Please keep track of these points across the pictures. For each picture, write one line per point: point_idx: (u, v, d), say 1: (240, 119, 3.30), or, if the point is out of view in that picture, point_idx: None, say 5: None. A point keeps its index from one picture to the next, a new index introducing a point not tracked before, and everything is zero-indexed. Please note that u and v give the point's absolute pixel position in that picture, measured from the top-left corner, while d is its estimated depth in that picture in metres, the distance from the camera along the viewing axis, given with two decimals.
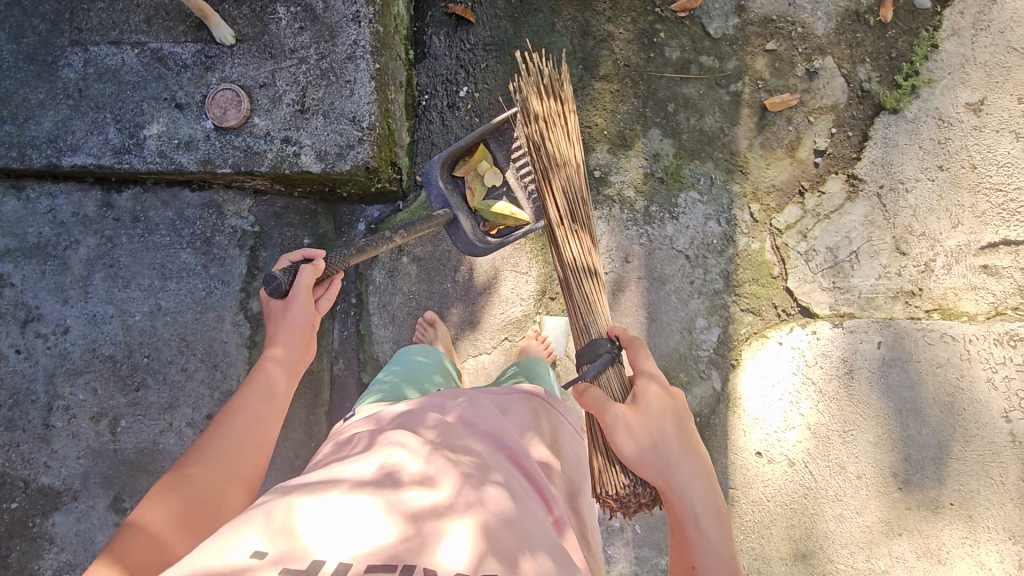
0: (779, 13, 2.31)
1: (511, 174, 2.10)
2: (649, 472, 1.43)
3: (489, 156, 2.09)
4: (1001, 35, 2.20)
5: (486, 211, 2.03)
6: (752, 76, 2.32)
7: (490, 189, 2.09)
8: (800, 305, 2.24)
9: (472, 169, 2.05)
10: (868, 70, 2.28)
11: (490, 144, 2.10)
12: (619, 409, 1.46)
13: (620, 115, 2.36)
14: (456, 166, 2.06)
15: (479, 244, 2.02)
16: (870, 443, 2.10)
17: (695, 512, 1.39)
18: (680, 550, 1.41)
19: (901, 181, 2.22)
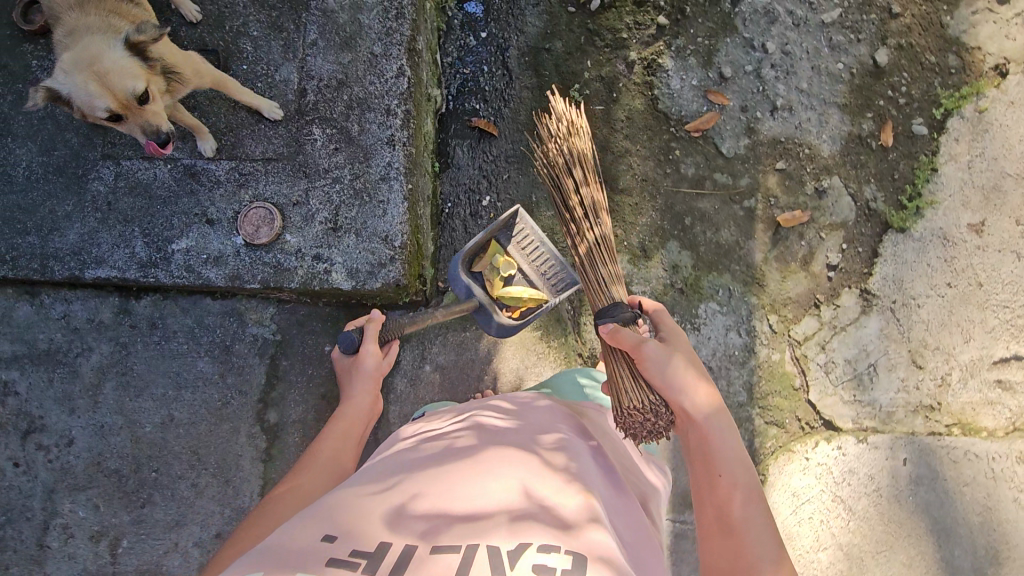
0: (787, 136, 2.46)
1: (525, 261, 2.17)
2: (674, 396, 1.48)
3: (502, 247, 2.18)
4: (995, 161, 2.39)
5: (506, 297, 2.12)
6: (764, 193, 2.44)
7: (508, 279, 2.17)
8: (824, 418, 2.25)
9: (487, 264, 2.15)
10: (873, 190, 2.41)
11: (501, 238, 2.18)
12: (653, 343, 1.53)
13: (639, 227, 2.43)
14: (474, 262, 2.16)
15: (503, 329, 2.12)
16: (904, 563, 2.13)
17: (720, 437, 1.42)
18: (704, 474, 1.40)
19: (913, 297, 2.31)
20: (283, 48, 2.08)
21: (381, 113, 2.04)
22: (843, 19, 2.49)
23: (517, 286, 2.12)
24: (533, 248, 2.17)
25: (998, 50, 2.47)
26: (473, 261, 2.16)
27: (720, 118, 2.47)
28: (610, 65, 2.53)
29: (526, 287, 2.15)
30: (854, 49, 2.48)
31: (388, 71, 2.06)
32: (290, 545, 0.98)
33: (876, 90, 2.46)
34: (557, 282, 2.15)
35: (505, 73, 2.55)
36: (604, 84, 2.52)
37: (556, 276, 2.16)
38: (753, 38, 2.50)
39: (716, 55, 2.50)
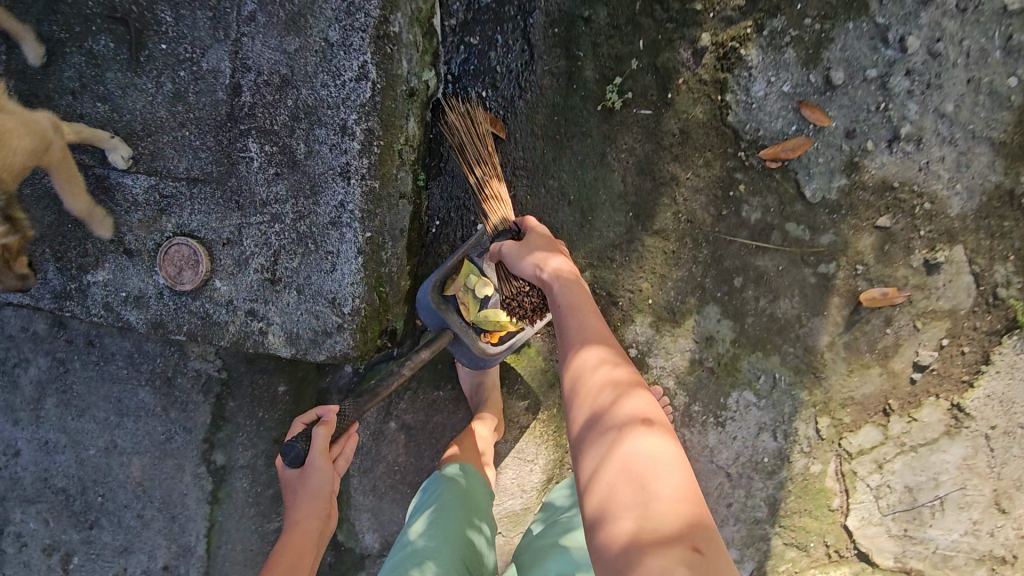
0: (904, 180, 1.77)
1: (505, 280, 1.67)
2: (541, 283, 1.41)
3: (480, 265, 1.70)
4: None
5: (487, 323, 1.68)
6: (851, 258, 1.81)
7: (485, 299, 1.69)
8: (857, 547, 1.85)
9: (460, 285, 1.70)
10: (1007, 271, 1.75)
11: (474, 253, 1.71)
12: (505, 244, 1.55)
13: (672, 282, 1.89)
14: (444, 283, 1.72)
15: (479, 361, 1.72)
16: None
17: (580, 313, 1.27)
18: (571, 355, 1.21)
19: (1020, 425, 1.75)
20: (212, 21, 1.53)
21: (334, 130, 1.53)
22: None
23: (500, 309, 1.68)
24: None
25: None
26: (445, 282, 1.72)
27: (813, 145, 1.78)
28: (671, 49, 1.82)
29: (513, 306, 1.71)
30: None
31: (346, 71, 1.52)
32: None
33: None
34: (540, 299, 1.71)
35: (528, 51, 1.88)
36: (657, 79, 1.83)
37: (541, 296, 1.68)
38: (890, 26, 1.70)
39: (828, 49, 1.74)
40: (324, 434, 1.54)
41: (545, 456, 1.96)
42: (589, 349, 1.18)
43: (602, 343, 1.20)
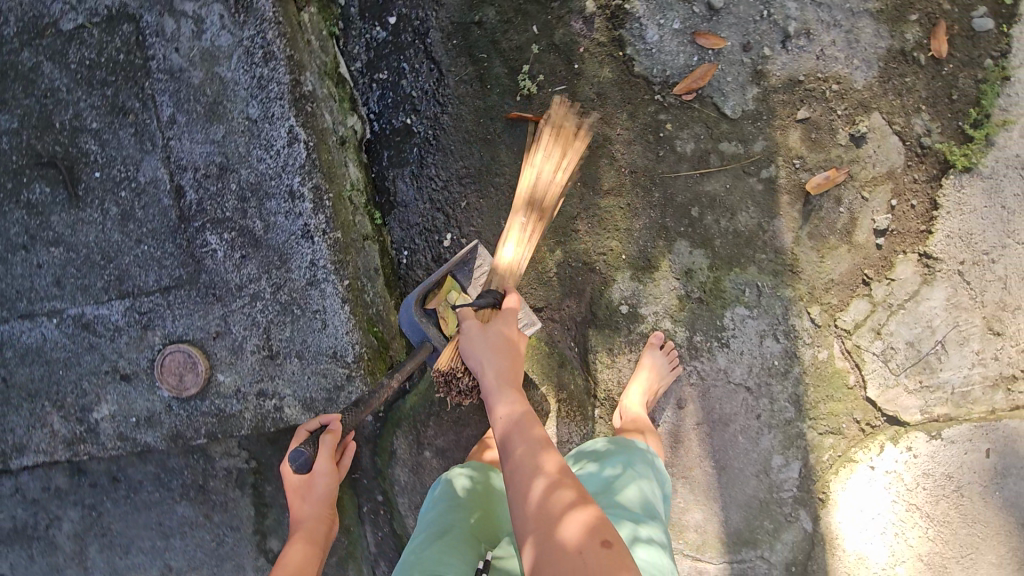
0: (807, 72, 1.89)
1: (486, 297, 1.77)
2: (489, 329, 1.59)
3: (462, 283, 1.76)
4: None
5: None
6: (786, 156, 1.93)
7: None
8: (885, 414, 1.94)
9: (442, 300, 1.72)
10: (925, 120, 1.88)
11: (457, 272, 1.77)
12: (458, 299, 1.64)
13: (637, 232, 1.98)
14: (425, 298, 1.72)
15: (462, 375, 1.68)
16: (992, 565, 1.84)
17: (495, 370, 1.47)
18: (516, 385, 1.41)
19: (986, 252, 1.86)
20: (137, 137, 1.59)
21: (284, 198, 1.59)
22: None
23: None
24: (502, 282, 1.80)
25: None
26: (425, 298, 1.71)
27: (718, 67, 1.90)
28: (563, 25, 1.93)
29: None
30: None
31: (277, 140, 1.58)
32: None
33: None
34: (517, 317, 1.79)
35: (437, 67, 1.97)
36: (560, 55, 1.94)
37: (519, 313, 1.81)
38: None
39: None
40: (332, 440, 1.51)
41: (578, 431, 2.04)
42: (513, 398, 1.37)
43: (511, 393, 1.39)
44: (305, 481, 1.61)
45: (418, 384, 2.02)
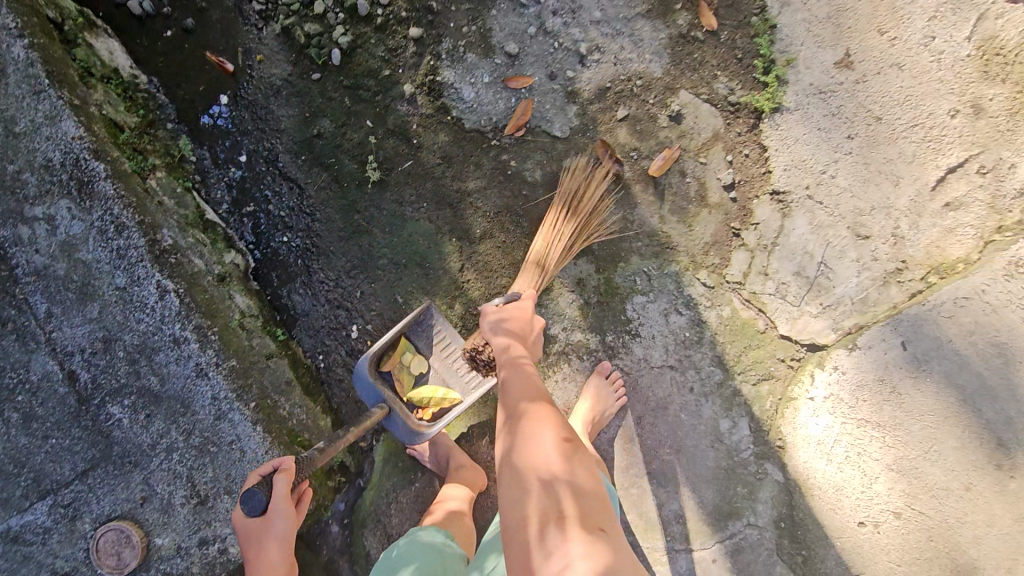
0: (611, 78, 2.11)
1: (438, 358, 1.91)
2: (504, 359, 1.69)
3: (415, 342, 1.91)
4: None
5: (418, 399, 1.86)
6: (622, 152, 2.11)
7: (418, 377, 1.90)
8: (803, 344, 2.03)
9: (396, 361, 1.87)
10: (726, 82, 2.10)
11: (410, 332, 1.90)
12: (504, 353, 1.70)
13: (521, 264, 2.09)
14: (380, 361, 1.87)
15: (410, 438, 1.81)
16: (956, 449, 1.81)
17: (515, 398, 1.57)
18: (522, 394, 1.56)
19: (822, 171, 2.01)
20: (20, 341, 1.66)
21: (170, 347, 1.67)
22: None
23: (432, 386, 1.87)
24: (448, 343, 1.91)
25: None
26: (382, 359, 1.87)
27: (535, 100, 2.11)
28: (391, 110, 2.11)
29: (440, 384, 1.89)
30: None
31: (148, 298, 1.68)
32: None
33: None
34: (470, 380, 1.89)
35: (295, 183, 2.11)
36: (398, 137, 2.11)
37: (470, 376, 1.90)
38: None
39: (492, 35, 2.10)
40: (287, 482, 1.41)
41: None
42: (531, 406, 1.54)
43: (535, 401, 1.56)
44: (260, 526, 1.45)
45: (371, 477, 2.05)
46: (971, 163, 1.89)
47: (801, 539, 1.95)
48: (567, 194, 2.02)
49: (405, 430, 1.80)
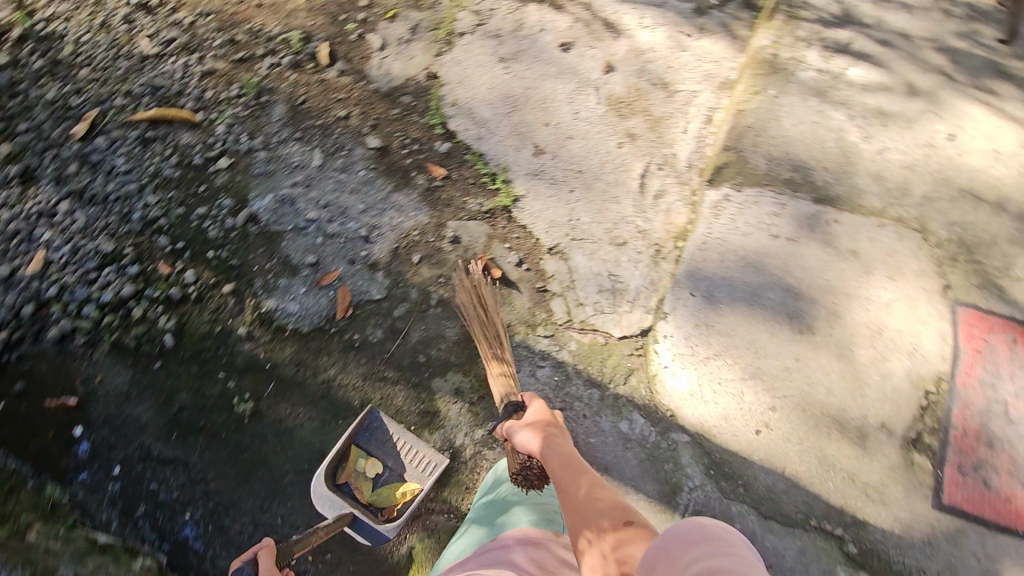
0: (395, 238, 2.65)
1: (389, 459, 2.30)
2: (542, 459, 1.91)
3: (365, 449, 2.31)
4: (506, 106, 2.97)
5: (379, 499, 2.26)
6: (433, 282, 2.58)
7: (376, 478, 2.30)
8: (636, 334, 2.51)
9: (352, 471, 2.28)
10: (474, 200, 2.76)
11: (359, 440, 2.30)
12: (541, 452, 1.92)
13: (405, 405, 2.38)
14: (337, 473, 2.27)
15: (376, 534, 2.20)
16: (771, 337, 2.44)
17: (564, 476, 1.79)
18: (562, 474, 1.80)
19: (569, 218, 2.74)
20: None
21: None
22: (324, 152, 2.77)
23: (389, 486, 2.27)
24: (393, 441, 2.31)
25: (413, 69, 3.03)
26: (338, 472, 2.26)
27: (348, 284, 2.53)
28: (237, 352, 2.38)
29: (397, 482, 2.29)
30: (354, 156, 2.78)
31: None
32: None
33: (397, 158, 2.80)
34: (423, 467, 2.28)
35: (178, 460, 2.24)
36: (253, 369, 2.36)
37: (420, 462, 2.28)
38: (295, 222, 2.62)
39: (291, 258, 2.55)
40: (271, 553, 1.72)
41: None
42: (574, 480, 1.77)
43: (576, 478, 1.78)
44: None
45: None
46: (652, 162, 2.90)
47: (735, 473, 2.25)
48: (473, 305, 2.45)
49: (374, 528, 2.18)
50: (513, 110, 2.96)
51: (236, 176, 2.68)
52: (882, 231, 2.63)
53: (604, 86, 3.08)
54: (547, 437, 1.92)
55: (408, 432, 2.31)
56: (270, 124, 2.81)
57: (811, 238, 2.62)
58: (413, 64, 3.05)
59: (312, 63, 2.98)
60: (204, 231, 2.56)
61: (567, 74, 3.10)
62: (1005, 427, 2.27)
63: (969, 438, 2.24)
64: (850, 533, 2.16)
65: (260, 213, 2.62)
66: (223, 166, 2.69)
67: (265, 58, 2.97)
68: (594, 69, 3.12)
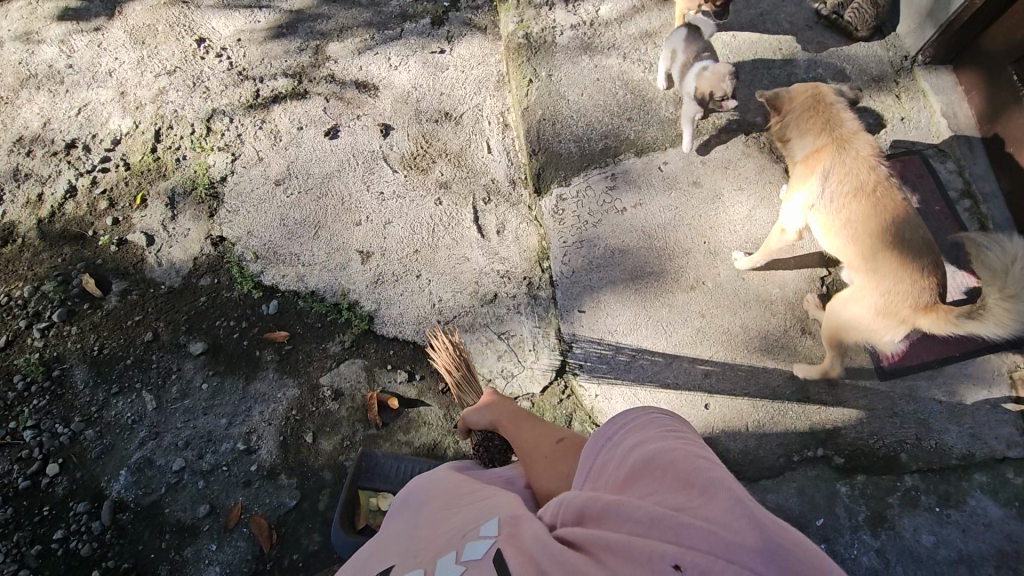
0: (277, 430, 2.38)
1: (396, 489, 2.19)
2: (485, 414, 1.77)
3: (371, 487, 2.18)
4: (310, 231, 2.71)
5: None
6: (340, 449, 2.35)
7: None
8: (552, 378, 2.35)
9: (367, 513, 2.15)
10: (333, 342, 2.51)
11: (364, 483, 2.18)
12: (485, 408, 1.78)
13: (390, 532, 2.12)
14: (354, 520, 2.12)
15: None
16: (670, 308, 2.36)
17: (512, 424, 1.65)
18: (510, 420, 1.67)
19: (433, 304, 2.54)
20: None
21: None
22: (155, 389, 2.45)
23: None
24: (394, 469, 2.20)
25: (195, 244, 2.71)
26: (354, 520, 2.12)
27: (257, 509, 2.26)
28: None
29: None
30: (190, 373, 2.47)
31: None
32: (439, 543, 1.02)
33: (232, 349, 2.51)
34: None
35: None
36: None
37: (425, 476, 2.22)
38: (167, 480, 2.30)
39: (184, 519, 2.25)
40: None
41: None
42: (519, 424, 1.63)
43: (519, 419, 1.66)
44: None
45: None
46: (476, 200, 2.72)
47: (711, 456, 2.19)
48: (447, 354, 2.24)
49: None
50: (319, 228, 2.71)
51: (76, 473, 2.31)
52: (708, 148, 2.59)
53: (391, 150, 2.85)
54: (491, 402, 1.80)
55: (406, 456, 2.25)
56: (80, 395, 2.44)
57: (654, 193, 2.54)
58: (192, 241, 2.72)
59: (86, 302, 2.60)
60: (75, 553, 2.19)
61: (350, 161, 2.84)
62: None
63: None
64: (831, 448, 2.13)
65: (125, 495, 2.28)
66: (56, 472, 2.31)
67: (33, 326, 2.55)
68: (372, 138, 2.88)
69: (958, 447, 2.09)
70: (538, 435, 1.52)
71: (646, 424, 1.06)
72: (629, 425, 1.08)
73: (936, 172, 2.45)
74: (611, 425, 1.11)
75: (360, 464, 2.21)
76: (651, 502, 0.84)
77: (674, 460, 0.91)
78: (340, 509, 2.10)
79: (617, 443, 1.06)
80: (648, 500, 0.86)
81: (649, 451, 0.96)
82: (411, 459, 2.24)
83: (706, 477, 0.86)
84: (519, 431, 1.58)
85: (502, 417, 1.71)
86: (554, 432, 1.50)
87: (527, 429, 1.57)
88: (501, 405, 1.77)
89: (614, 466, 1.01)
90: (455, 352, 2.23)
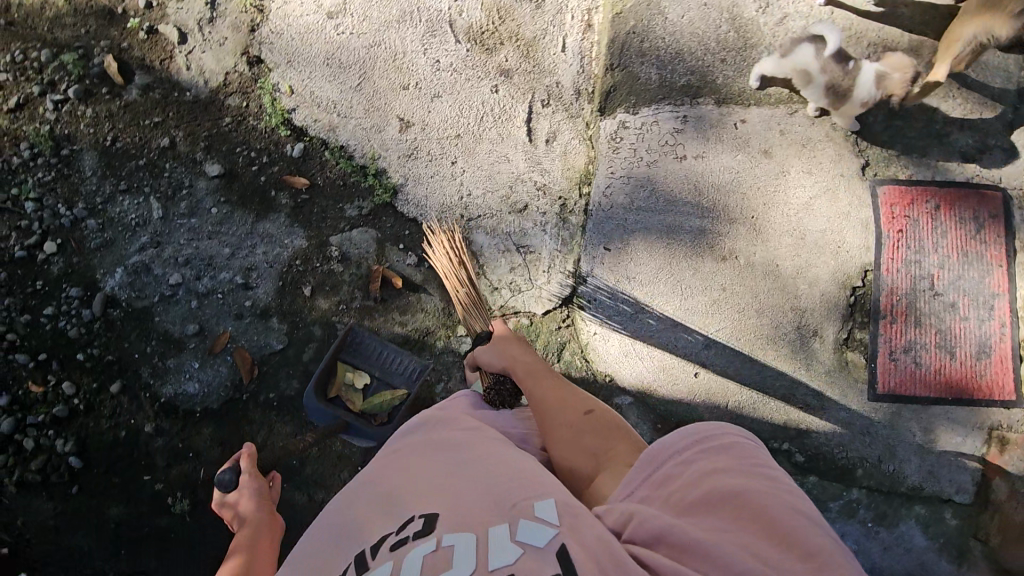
0: (277, 274, 2.36)
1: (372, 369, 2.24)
2: (504, 355, 1.76)
3: (350, 362, 2.24)
4: (351, 79, 2.51)
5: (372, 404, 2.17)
6: (335, 311, 2.36)
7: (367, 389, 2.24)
8: (557, 304, 2.34)
9: (341, 385, 2.21)
10: (351, 204, 2.43)
11: (345, 357, 2.24)
12: (505, 349, 1.77)
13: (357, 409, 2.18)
14: (328, 388, 2.22)
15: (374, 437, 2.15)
16: (695, 272, 2.31)
17: (530, 374, 1.64)
18: (527, 370, 1.66)
19: (460, 196, 2.44)
20: None
21: None
22: (163, 198, 2.38)
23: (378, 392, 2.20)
24: (376, 352, 2.26)
25: (229, 57, 2.50)
26: (328, 389, 2.21)
27: (243, 343, 2.31)
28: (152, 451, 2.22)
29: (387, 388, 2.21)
30: (201, 193, 2.39)
31: None
32: (484, 502, 1.05)
33: (248, 181, 2.42)
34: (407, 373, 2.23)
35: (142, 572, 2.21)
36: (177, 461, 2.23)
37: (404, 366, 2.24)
38: (162, 291, 2.31)
39: (172, 332, 2.29)
40: None
41: None
42: (537, 378, 1.61)
43: (538, 372, 1.64)
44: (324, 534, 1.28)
45: None
46: (534, 98, 2.51)
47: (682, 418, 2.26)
48: (445, 257, 2.22)
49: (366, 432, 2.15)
50: (362, 80, 2.51)
51: (72, 258, 2.31)
52: (793, 118, 2.39)
53: (459, 14, 2.57)
54: (510, 344, 1.78)
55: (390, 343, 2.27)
56: (86, 182, 2.36)
57: (720, 149, 2.37)
58: (227, 52, 2.51)
59: (105, 86, 2.44)
60: (63, 333, 2.25)
61: (412, 13, 2.56)
62: (930, 302, 2.26)
63: (896, 323, 2.25)
64: (796, 446, 2.22)
65: (117, 293, 2.29)
66: (53, 251, 2.30)
67: (46, 95, 2.40)
68: None
69: (912, 478, 2.18)
70: (559, 398, 1.51)
71: (720, 447, 1.09)
72: (700, 442, 1.11)
73: (1009, 217, 2.30)
74: (681, 435, 1.14)
75: (345, 338, 2.26)
76: (743, 550, 0.91)
77: (765, 509, 0.96)
78: (317, 375, 2.18)
79: (687, 458, 1.10)
80: (736, 543, 0.93)
81: (733, 486, 1.01)
82: (394, 348, 2.26)
83: (797, 534, 0.92)
84: (538, 388, 1.57)
85: (520, 364, 1.69)
86: (575, 398, 1.50)
87: (545, 387, 1.56)
88: (521, 350, 1.76)
89: (683, 482, 1.07)
90: (452, 256, 2.21)
